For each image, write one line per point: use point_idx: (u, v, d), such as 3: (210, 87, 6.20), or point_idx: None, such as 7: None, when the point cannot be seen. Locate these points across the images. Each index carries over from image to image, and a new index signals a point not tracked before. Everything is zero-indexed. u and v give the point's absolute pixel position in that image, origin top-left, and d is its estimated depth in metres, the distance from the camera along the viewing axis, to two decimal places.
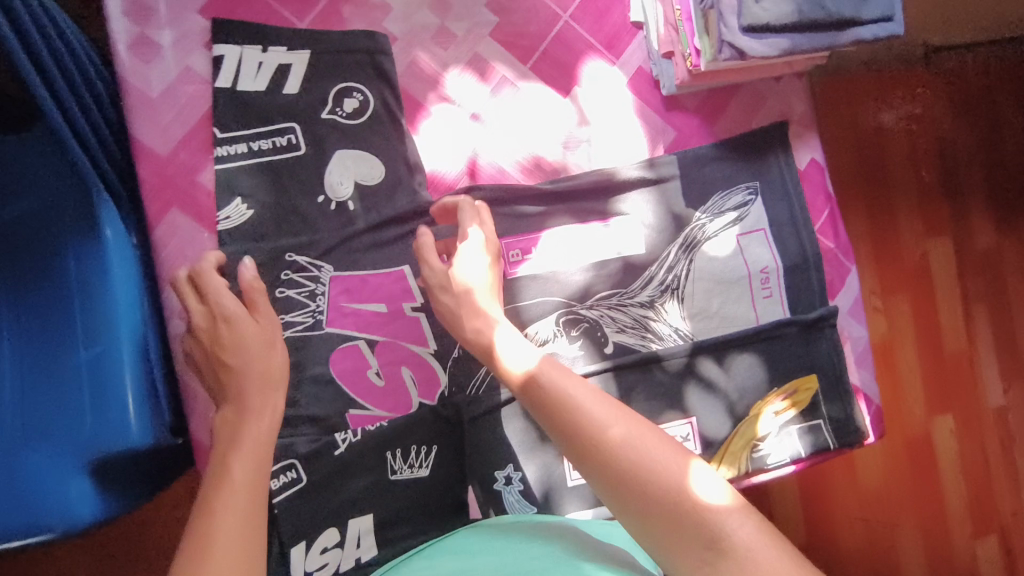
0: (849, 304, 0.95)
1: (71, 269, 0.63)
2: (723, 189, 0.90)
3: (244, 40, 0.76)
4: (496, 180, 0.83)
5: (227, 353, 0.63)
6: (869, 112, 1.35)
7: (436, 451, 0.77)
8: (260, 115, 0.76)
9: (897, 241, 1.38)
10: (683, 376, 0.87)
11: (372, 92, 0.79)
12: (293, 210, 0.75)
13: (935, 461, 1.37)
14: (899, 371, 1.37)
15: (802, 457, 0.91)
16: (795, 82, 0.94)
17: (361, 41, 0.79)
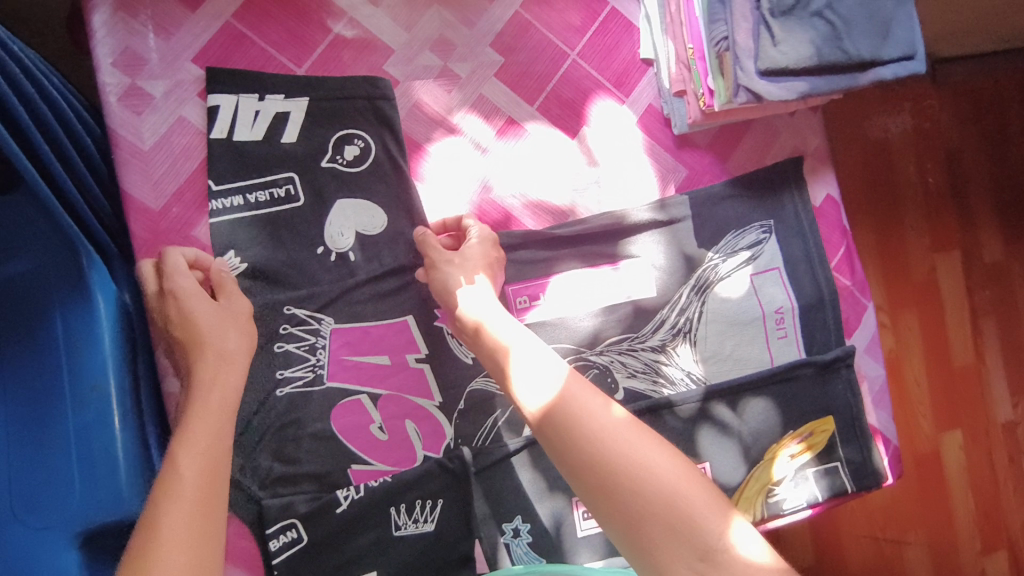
0: (866, 342, 0.92)
1: (58, 328, 0.60)
2: (736, 227, 0.87)
3: (239, 88, 0.73)
4: (502, 224, 0.80)
5: (193, 359, 0.61)
6: (875, 128, 1.33)
7: (441, 506, 0.74)
8: (257, 164, 0.73)
9: (905, 256, 1.35)
10: (696, 420, 0.84)
11: (373, 139, 0.77)
12: (292, 260, 0.73)
13: (945, 482, 1.35)
14: (910, 395, 1.34)
15: (819, 500, 0.88)
16: (810, 116, 0.91)
17: (361, 87, 0.76)
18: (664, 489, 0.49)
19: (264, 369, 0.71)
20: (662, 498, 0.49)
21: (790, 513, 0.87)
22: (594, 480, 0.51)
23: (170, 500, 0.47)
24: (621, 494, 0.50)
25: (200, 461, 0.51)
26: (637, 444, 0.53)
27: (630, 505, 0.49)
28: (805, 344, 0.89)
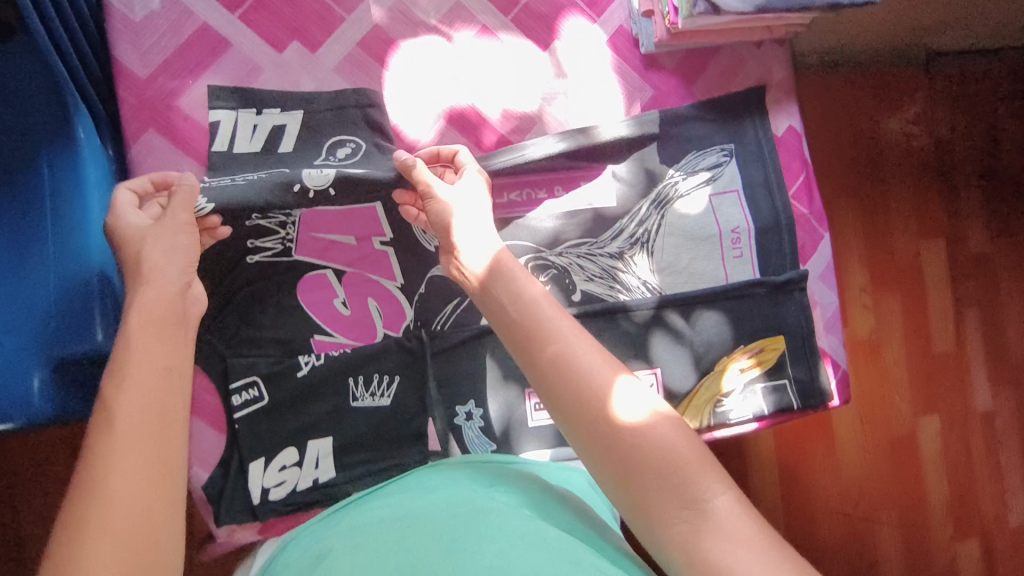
0: (821, 269, 0.96)
1: (44, 171, 0.64)
2: (698, 147, 0.91)
3: (240, 105, 0.77)
4: (472, 126, 0.83)
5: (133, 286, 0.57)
6: (866, 120, 1.38)
7: (398, 381, 0.78)
8: (254, 161, 0.75)
9: (891, 241, 1.39)
10: (649, 326, 0.89)
11: (364, 142, 0.78)
12: (271, 166, 0.75)
13: (920, 462, 1.38)
14: (879, 360, 1.38)
15: (765, 414, 0.92)
16: (776, 49, 0.95)
17: (350, 97, 0.79)
18: (643, 432, 0.46)
19: (235, 236, 0.75)
20: (640, 445, 0.46)
21: (736, 423, 0.92)
22: (567, 418, 0.49)
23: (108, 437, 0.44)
24: (597, 437, 0.47)
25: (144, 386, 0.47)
26: (613, 381, 0.49)
27: (607, 449, 0.47)
28: (760, 264, 0.93)
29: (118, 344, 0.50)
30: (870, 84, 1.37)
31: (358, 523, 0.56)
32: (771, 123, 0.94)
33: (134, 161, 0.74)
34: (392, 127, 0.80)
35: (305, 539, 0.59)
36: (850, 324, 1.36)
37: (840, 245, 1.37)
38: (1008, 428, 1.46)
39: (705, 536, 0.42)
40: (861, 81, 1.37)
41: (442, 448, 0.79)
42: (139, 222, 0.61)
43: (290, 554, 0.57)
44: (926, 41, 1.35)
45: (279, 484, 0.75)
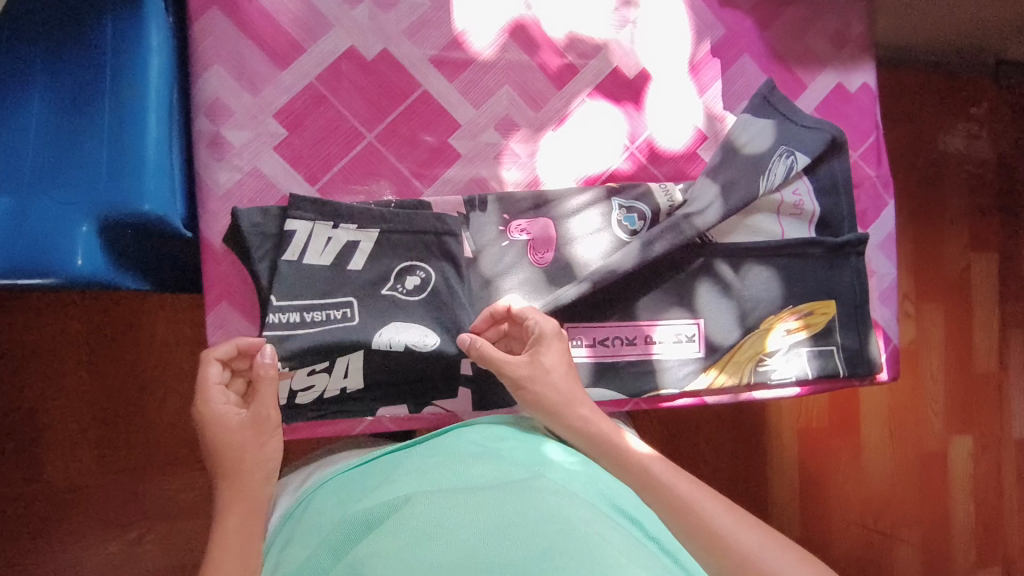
0: (880, 238, 0.92)
1: (107, 35, 0.64)
2: (810, 122, 0.85)
3: (315, 213, 0.71)
4: (535, 46, 0.81)
5: (222, 455, 0.63)
6: (929, 126, 1.33)
7: (436, 292, 0.74)
8: (322, 283, 0.71)
9: (940, 251, 1.34)
10: (696, 274, 0.85)
11: (434, 271, 0.74)
12: (340, 295, 0.72)
13: (947, 478, 1.34)
14: (917, 364, 1.33)
15: (808, 377, 0.88)
16: (858, 3, 0.91)
17: (430, 222, 0.74)
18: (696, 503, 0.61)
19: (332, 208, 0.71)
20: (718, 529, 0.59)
21: (773, 386, 0.88)
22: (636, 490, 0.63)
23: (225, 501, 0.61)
24: (664, 507, 0.61)
25: (253, 469, 0.63)
26: (663, 468, 0.64)
27: (691, 520, 0.60)
28: (817, 223, 0.89)
29: (225, 454, 0.63)
30: (937, 84, 1.33)
31: (402, 483, 0.53)
32: (844, 76, 0.90)
33: (194, 37, 0.70)
34: (453, 39, 0.78)
35: (341, 496, 0.56)
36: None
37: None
38: None
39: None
40: (928, 79, 1.33)
41: (475, 372, 0.76)
42: (229, 416, 0.64)
43: (327, 513, 0.54)
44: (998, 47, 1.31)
45: (307, 388, 0.72)
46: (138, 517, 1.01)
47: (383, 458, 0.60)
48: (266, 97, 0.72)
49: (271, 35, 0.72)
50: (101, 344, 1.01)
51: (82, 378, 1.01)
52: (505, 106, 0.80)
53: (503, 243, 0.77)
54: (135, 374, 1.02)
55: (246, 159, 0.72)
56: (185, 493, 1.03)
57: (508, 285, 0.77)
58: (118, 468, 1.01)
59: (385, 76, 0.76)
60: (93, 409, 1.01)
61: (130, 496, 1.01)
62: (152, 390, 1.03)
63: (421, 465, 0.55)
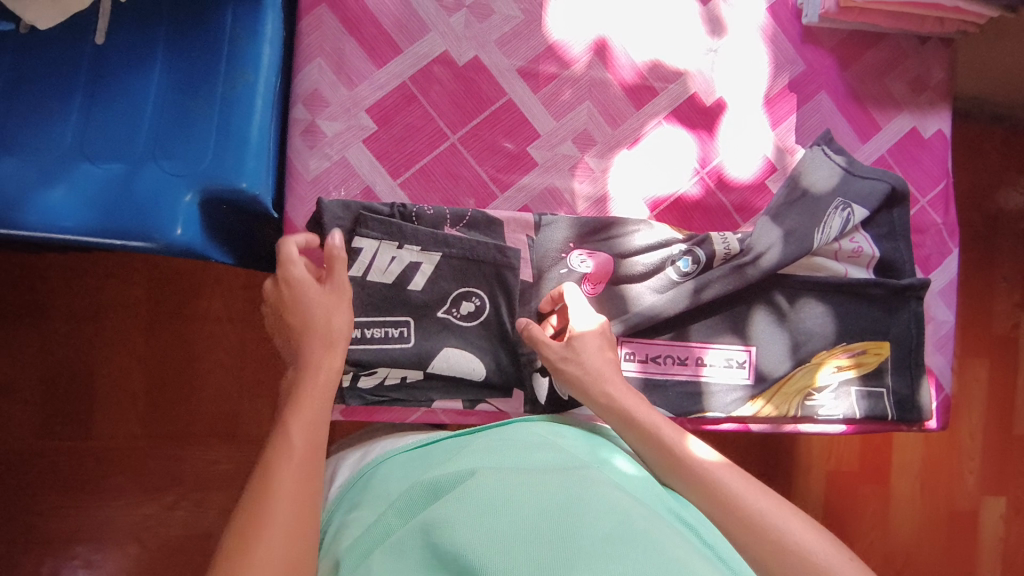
0: (942, 285, 0.90)
1: (226, 24, 0.69)
2: (875, 171, 0.85)
3: (382, 233, 0.73)
4: (616, 68, 0.82)
5: (300, 320, 0.64)
6: (988, 180, 1.33)
7: (488, 311, 0.77)
8: (383, 301, 0.74)
9: (991, 306, 1.33)
10: (752, 301, 0.85)
11: (489, 300, 0.76)
12: (398, 312, 0.74)
13: (976, 539, 1.31)
14: (954, 419, 1.31)
15: (855, 418, 0.87)
16: (939, 50, 0.91)
17: (491, 254, 0.75)
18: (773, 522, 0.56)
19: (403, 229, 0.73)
20: (736, 503, 0.57)
21: (818, 421, 0.88)
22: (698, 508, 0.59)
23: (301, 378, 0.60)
24: (732, 530, 0.56)
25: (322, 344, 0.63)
26: (736, 479, 0.60)
27: (709, 491, 0.59)
28: (876, 266, 0.88)
29: (303, 317, 0.64)
30: (1000, 140, 1.33)
31: (471, 459, 0.55)
32: (918, 122, 0.90)
33: (302, 32, 0.75)
34: (540, 52, 0.81)
35: (409, 470, 0.59)
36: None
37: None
38: None
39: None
40: (992, 133, 1.32)
41: (532, 378, 0.78)
42: (306, 282, 0.66)
43: (396, 484, 0.57)
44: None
45: (370, 375, 0.74)
46: (174, 483, 1.03)
47: (448, 440, 0.62)
48: (360, 92, 0.76)
49: (372, 34, 0.76)
50: (158, 312, 1.04)
51: (137, 343, 1.03)
52: (584, 121, 0.82)
53: (562, 269, 0.78)
54: (185, 344, 1.04)
55: (335, 149, 0.75)
56: (220, 466, 1.04)
57: None
58: (161, 434, 1.03)
59: (473, 81, 0.79)
60: (144, 374, 1.03)
61: (167, 468, 1.03)
62: (201, 361, 1.04)
63: (484, 447, 0.57)
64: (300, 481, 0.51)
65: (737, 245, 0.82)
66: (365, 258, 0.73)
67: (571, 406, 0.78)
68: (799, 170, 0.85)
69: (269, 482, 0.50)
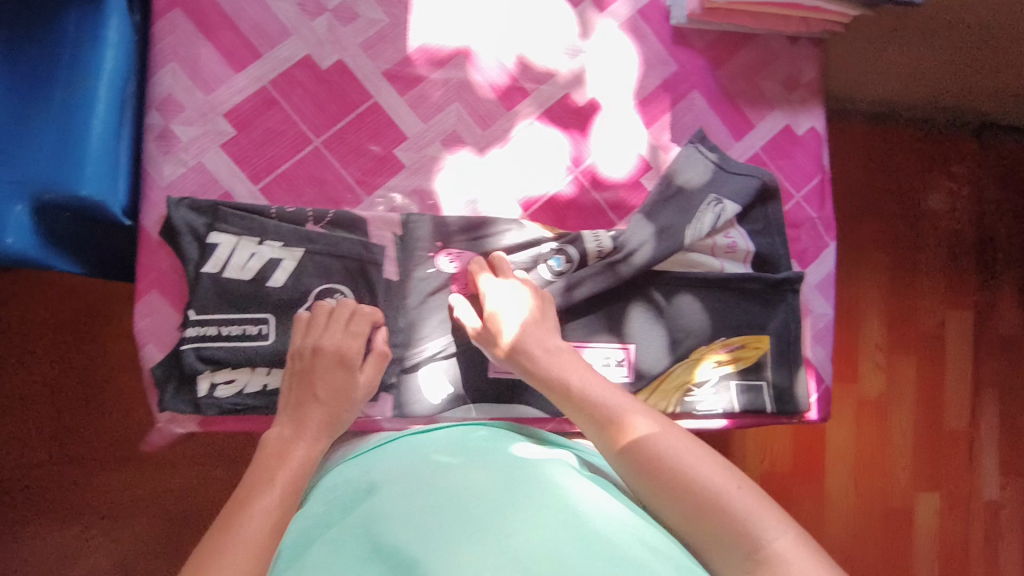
0: (818, 278, 0.93)
1: (68, 28, 0.67)
2: (744, 166, 0.88)
3: (242, 230, 0.73)
4: (482, 73, 0.82)
5: (320, 398, 0.70)
6: (912, 180, 1.36)
7: None
8: (240, 299, 0.73)
9: (916, 303, 1.36)
10: (628, 299, 0.85)
11: (352, 296, 0.77)
12: (257, 310, 0.74)
13: (911, 531, 1.34)
14: (888, 415, 1.34)
15: (734, 411, 0.88)
16: (810, 50, 0.93)
17: (355, 250, 0.76)
18: (711, 493, 0.56)
19: (265, 227, 0.74)
20: (679, 471, 0.58)
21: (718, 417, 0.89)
22: (644, 482, 0.60)
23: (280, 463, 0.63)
24: (676, 501, 0.58)
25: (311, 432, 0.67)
26: (679, 446, 0.61)
27: (651, 460, 0.60)
28: (753, 261, 0.90)
29: (331, 398, 0.70)
30: (919, 145, 1.36)
31: (438, 456, 0.60)
32: (790, 120, 0.92)
33: (155, 36, 0.74)
34: (406, 54, 0.80)
35: (387, 461, 0.62)
36: (858, 382, 1.32)
37: (857, 291, 1.34)
38: (1013, 524, 1.39)
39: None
40: (908, 137, 1.36)
41: (397, 380, 0.79)
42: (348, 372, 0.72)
43: (378, 472, 0.60)
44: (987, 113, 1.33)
45: (229, 382, 0.74)
46: (42, 512, 0.96)
47: (421, 436, 0.66)
48: (217, 96, 0.75)
49: (229, 38, 0.75)
50: (16, 331, 0.98)
51: (41, 367, 0.98)
52: (453, 122, 0.81)
53: (428, 268, 0.79)
54: (51, 365, 0.98)
55: (191, 154, 0.74)
56: (87, 493, 0.97)
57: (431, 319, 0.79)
58: (17, 462, 0.96)
59: (337, 84, 0.78)
60: (48, 399, 0.98)
61: (24, 499, 0.96)
62: (63, 382, 0.98)
63: (450, 448, 0.62)
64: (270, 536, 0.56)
65: (609, 243, 0.82)
66: (222, 257, 0.73)
67: (440, 409, 0.79)
68: (675, 167, 0.86)
69: (240, 515, 0.56)
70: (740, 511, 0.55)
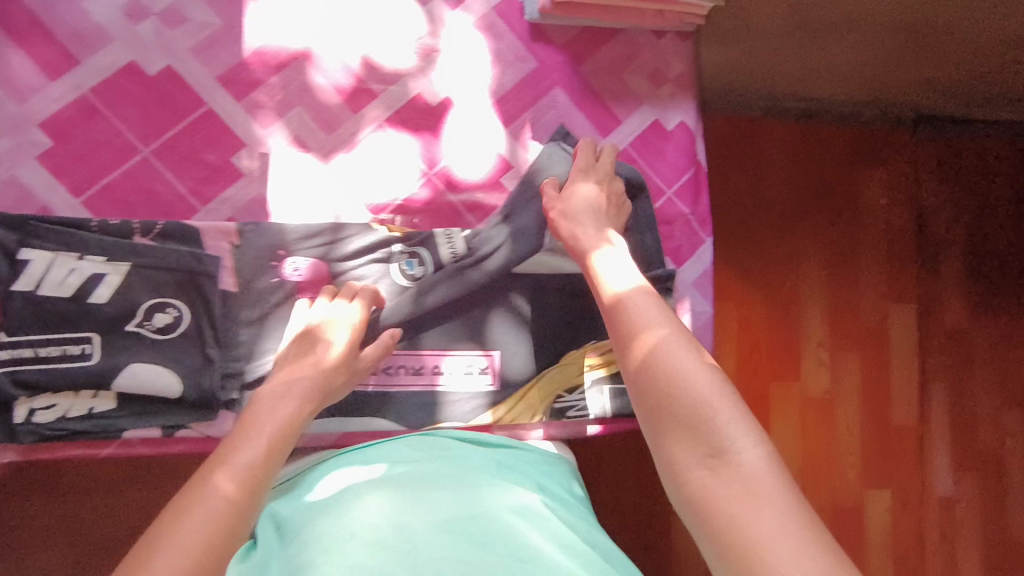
0: (695, 275, 0.90)
1: None
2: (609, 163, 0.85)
3: (60, 245, 0.70)
4: (325, 72, 0.79)
5: (313, 366, 0.69)
6: (841, 174, 1.24)
7: (186, 321, 0.73)
8: (59, 317, 0.70)
9: (855, 299, 1.25)
10: (489, 304, 0.82)
11: (188, 310, 0.73)
12: (78, 328, 0.70)
13: (864, 534, 1.23)
14: (834, 410, 1.23)
15: (607, 416, 0.83)
16: (679, 43, 0.90)
17: (187, 261, 0.73)
18: (692, 391, 0.52)
19: (86, 241, 0.70)
20: (678, 388, 0.53)
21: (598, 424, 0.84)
22: (642, 386, 0.55)
23: (268, 416, 0.62)
24: (666, 407, 0.53)
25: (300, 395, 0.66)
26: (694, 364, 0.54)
27: (651, 367, 0.55)
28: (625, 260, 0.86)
29: (322, 368, 0.69)
30: (839, 138, 1.24)
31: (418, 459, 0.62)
32: (658, 115, 0.90)
33: None
34: (241, 57, 0.77)
35: (366, 460, 0.63)
36: (801, 380, 1.22)
37: (798, 284, 1.23)
38: (970, 523, 1.27)
39: (721, 487, 0.48)
40: (834, 135, 1.24)
41: (238, 397, 0.75)
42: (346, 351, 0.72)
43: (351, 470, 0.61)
44: (919, 104, 1.21)
45: (47, 408, 0.70)
46: None
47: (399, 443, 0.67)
48: (35, 106, 0.72)
49: (46, 47, 0.73)
50: None
51: None
52: (295, 127, 0.78)
53: (273, 279, 0.77)
54: None
55: (5, 168, 0.71)
56: None
57: (275, 332, 0.76)
58: None
59: (166, 90, 0.75)
60: None
61: None
62: None
63: (423, 452, 0.64)
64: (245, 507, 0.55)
65: (463, 246, 0.81)
66: (38, 275, 0.69)
67: None
68: (535, 164, 0.83)
69: (221, 466, 0.57)
70: (718, 413, 0.51)
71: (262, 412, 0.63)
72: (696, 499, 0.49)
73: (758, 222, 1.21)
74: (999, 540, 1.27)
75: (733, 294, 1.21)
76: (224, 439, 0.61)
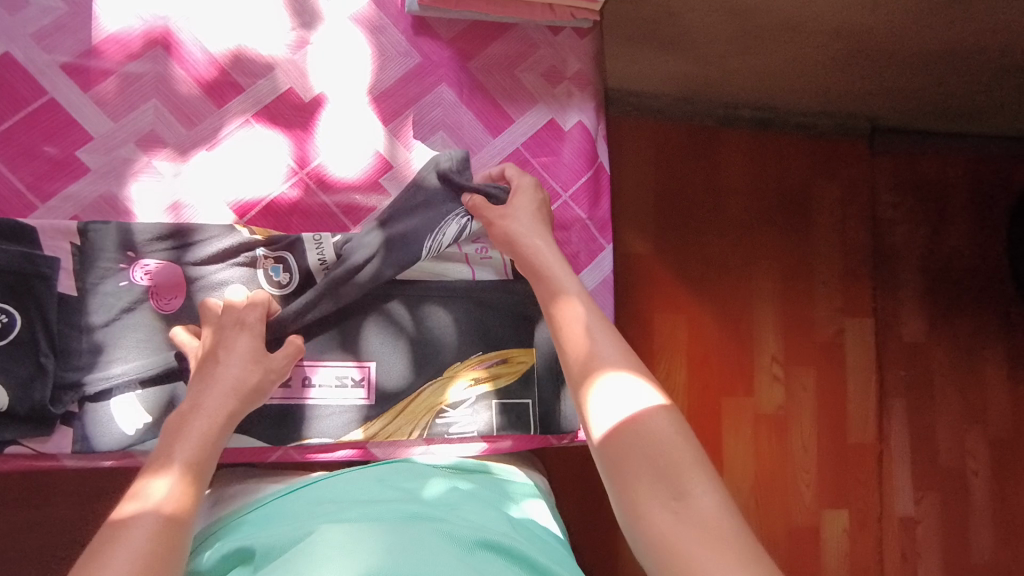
0: (594, 283, 0.83)
1: None
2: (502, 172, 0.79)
3: None
4: (185, 61, 0.75)
5: (218, 373, 0.64)
6: (796, 183, 1.17)
7: (18, 328, 0.67)
8: None
9: (810, 312, 1.17)
10: (364, 312, 0.77)
11: (20, 315, 0.67)
12: None
13: (819, 561, 1.12)
14: (788, 430, 1.14)
15: (492, 433, 0.78)
16: (575, 39, 0.87)
17: (18, 263, 0.67)
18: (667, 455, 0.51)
19: None
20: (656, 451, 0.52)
21: (486, 441, 0.78)
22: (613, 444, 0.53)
23: (188, 436, 0.60)
24: (643, 466, 0.51)
25: (218, 406, 0.62)
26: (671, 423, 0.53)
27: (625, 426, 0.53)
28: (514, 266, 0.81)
29: (230, 371, 0.65)
30: (810, 151, 1.18)
31: (377, 500, 0.60)
32: (552, 114, 0.85)
33: None
34: (88, 45, 0.73)
35: (327, 497, 0.61)
36: (753, 395, 1.13)
37: (749, 294, 1.15)
38: (932, 545, 1.18)
39: (685, 533, 0.47)
40: (795, 141, 1.17)
41: (79, 410, 0.69)
42: (242, 348, 0.66)
43: (308, 505, 0.60)
44: (874, 113, 1.16)
45: None
46: None
47: (351, 474, 0.65)
48: None
49: None
50: None
51: None
52: (150, 121, 0.74)
53: (121, 282, 0.70)
54: None
55: None
56: None
57: (119, 340, 0.70)
58: None
59: (5, 79, 0.71)
60: None
61: None
62: None
63: (376, 490, 0.62)
64: (179, 536, 0.53)
65: (333, 252, 0.73)
66: None
67: (135, 441, 0.69)
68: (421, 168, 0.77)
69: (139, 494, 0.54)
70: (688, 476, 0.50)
71: (184, 430, 0.60)
72: (661, 545, 0.48)
73: (701, 231, 1.14)
74: (957, 566, 1.18)
75: (677, 308, 1.12)
76: (144, 467, 0.58)
